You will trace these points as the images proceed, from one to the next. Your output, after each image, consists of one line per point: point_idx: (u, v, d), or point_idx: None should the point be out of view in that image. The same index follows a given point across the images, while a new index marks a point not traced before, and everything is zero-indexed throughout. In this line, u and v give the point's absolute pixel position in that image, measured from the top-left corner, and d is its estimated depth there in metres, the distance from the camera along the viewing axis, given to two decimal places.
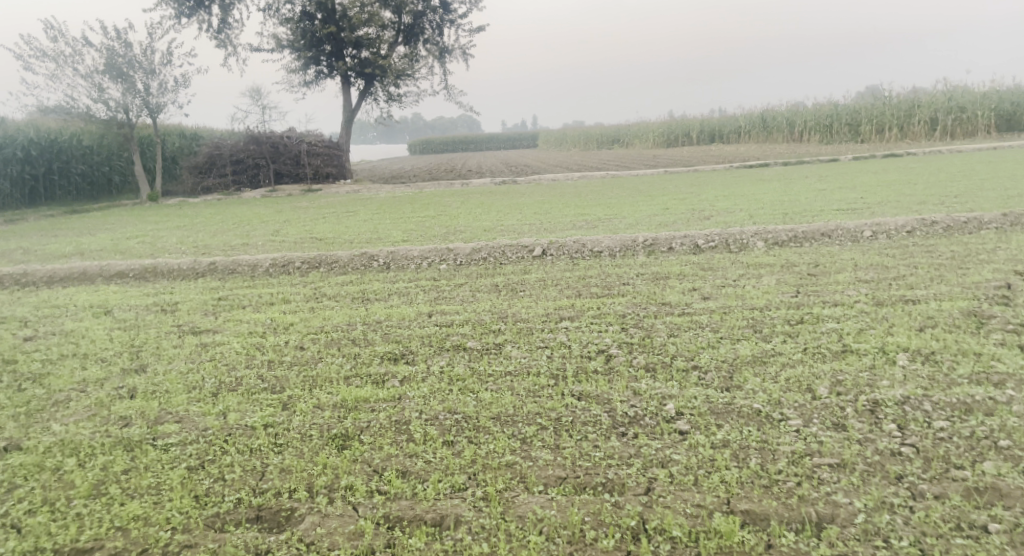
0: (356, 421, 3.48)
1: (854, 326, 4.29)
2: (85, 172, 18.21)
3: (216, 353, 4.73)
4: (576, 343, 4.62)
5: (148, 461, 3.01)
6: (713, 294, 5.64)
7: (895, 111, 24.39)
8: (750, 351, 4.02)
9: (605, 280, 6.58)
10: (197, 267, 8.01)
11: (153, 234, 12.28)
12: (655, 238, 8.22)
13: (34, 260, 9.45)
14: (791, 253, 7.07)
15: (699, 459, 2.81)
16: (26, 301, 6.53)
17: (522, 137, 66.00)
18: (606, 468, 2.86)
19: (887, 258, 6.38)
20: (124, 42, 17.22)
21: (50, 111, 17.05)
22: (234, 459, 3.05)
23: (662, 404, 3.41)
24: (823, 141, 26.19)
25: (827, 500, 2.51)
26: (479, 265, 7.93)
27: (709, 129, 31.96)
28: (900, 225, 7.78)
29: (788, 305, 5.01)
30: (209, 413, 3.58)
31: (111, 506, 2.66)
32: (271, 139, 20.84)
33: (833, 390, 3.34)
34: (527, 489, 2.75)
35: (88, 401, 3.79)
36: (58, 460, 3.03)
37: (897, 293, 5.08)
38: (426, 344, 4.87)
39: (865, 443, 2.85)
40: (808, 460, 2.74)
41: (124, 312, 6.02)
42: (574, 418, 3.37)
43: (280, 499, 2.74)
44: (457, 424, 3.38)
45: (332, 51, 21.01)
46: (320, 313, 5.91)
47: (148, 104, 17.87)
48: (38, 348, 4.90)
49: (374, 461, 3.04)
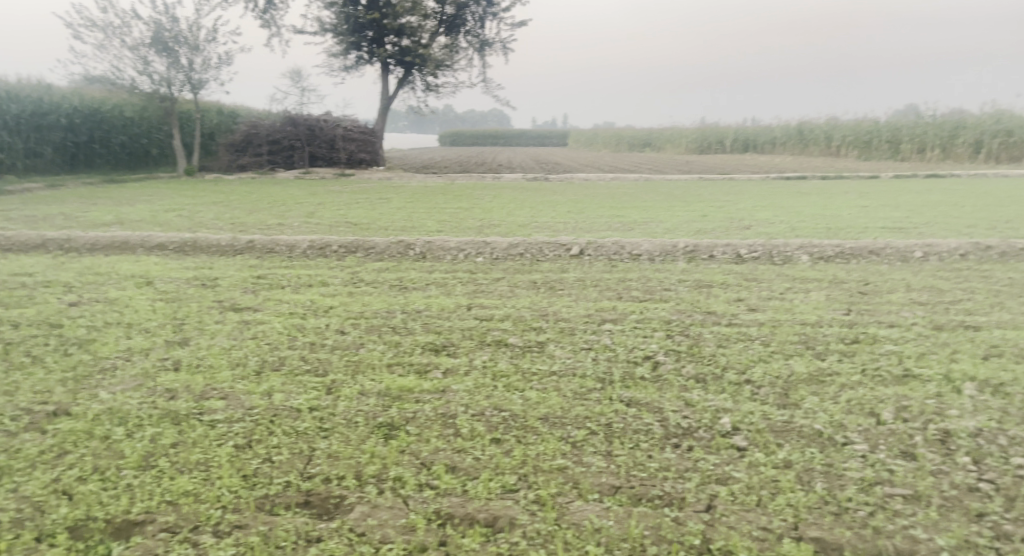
0: (402, 411, 3.42)
1: (915, 350, 4.14)
2: (124, 143, 18.52)
3: (257, 332, 4.71)
4: (621, 347, 4.53)
5: (195, 437, 2.98)
6: (760, 306, 5.50)
7: (938, 132, 23.78)
8: (806, 369, 3.89)
9: (646, 285, 6.46)
10: (236, 244, 8.04)
11: (190, 208, 12.39)
12: (697, 244, 8.07)
13: (75, 226, 9.58)
14: (839, 269, 6.89)
15: (762, 479, 2.74)
16: (70, 266, 6.60)
17: (553, 135, 66.14)
18: (662, 480, 2.78)
19: (942, 281, 6.18)
20: (172, 17, 17.43)
21: (95, 80, 17.32)
22: (281, 441, 3.00)
23: (716, 417, 3.31)
24: (861, 156, 25.80)
25: (905, 534, 2.42)
26: (515, 260, 7.86)
27: (744, 138, 31.44)
28: (952, 247, 7.54)
29: (841, 322, 4.86)
30: (254, 392, 3.55)
31: (161, 480, 2.62)
32: (308, 121, 20.95)
33: (898, 417, 3.22)
34: (581, 496, 2.68)
35: (134, 371, 3.79)
36: (107, 428, 3.01)
37: (957, 318, 4.90)
38: (468, 337, 4.80)
39: (938, 475, 2.75)
40: (879, 489, 2.65)
41: (165, 284, 6.05)
42: (625, 425, 3.28)
43: (329, 485, 2.69)
44: (504, 422, 3.31)
45: (373, 37, 20.99)
46: (359, 299, 5.88)
47: (191, 80, 18.05)
48: (82, 314, 4.92)
49: (422, 454, 2.98)
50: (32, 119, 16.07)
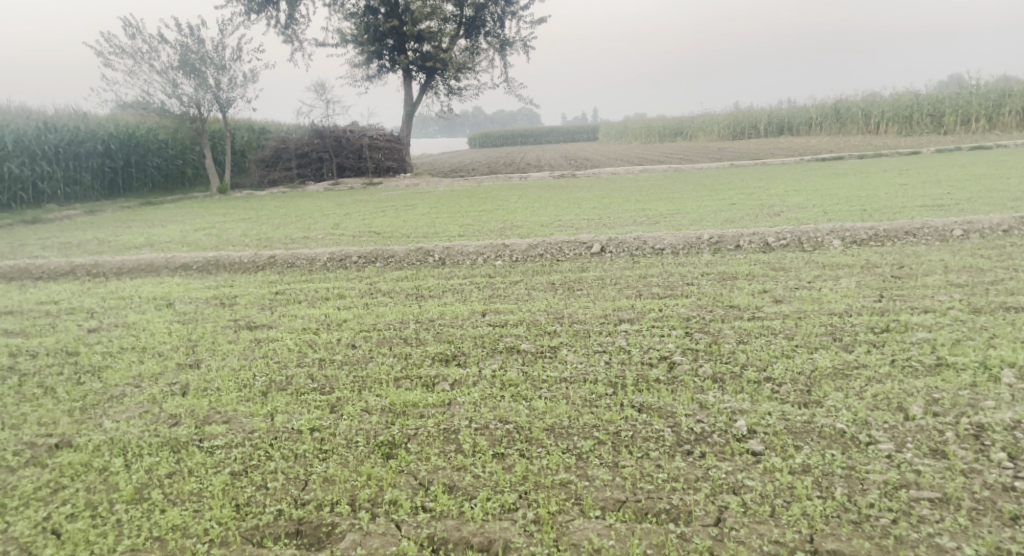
0: (404, 428, 3.32)
1: (950, 337, 3.87)
2: (159, 165, 19.02)
3: (268, 350, 4.69)
4: (636, 349, 4.35)
5: (192, 464, 2.95)
6: (786, 297, 5.24)
7: (983, 101, 22.73)
8: (830, 363, 3.66)
9: (668, 280, 6.26)
10: (257, 261, 8.09)
11: (218, 226, 12.59)
12: (722, 235, 7.79)
13: (106, 251, 9.78)
14: (872, 253, 6.56)
15: (776, 486, 2.55)
16: (95, 292, 6.72)
17: (582, 130, 65.73)
18: (670, 492, 2.62)
19: (983, 260, 5.82)
20: (198, 39, 17.80)
21: (128, 106, 17.77)
22: (278, 465, 2.94)
23: (732, 420, 3.13)
24: (902, 133, 24.67)
25: (930, 543, 2.23)
26: (535, 262, 7.72)
27: (778, 121, 30.63)
28: (995, 223, 7.12)
29: (871, 311, 4.59)
30: (257, 414, 3.50)
31: (151, 514, 2.62)
32: (334, 133, 21.14)
33: (929, 411, 2.98)
34: (583, 513, 2.55)
35: (141, 397, 3.79)
36: (105, 460, 3.01)
37: (998, 299, 4.58)
38: (479, 345, 4.68)
39: (970, 475, 2.52)
40: (903, 493, 2.44)
41: (184, 305, 6.11)
42: (635, 432, 3.12)
43: (321, 512, 2.63)
44: (508, 435, 3.18)
45: (394, 45, 21.08)
46: (373, 310, 5.83)
47: (219, 99, 18.41)
48: (99, 341, 4.97)
49: (420, 473, 2.88)
50: (70, 148, 16.39)
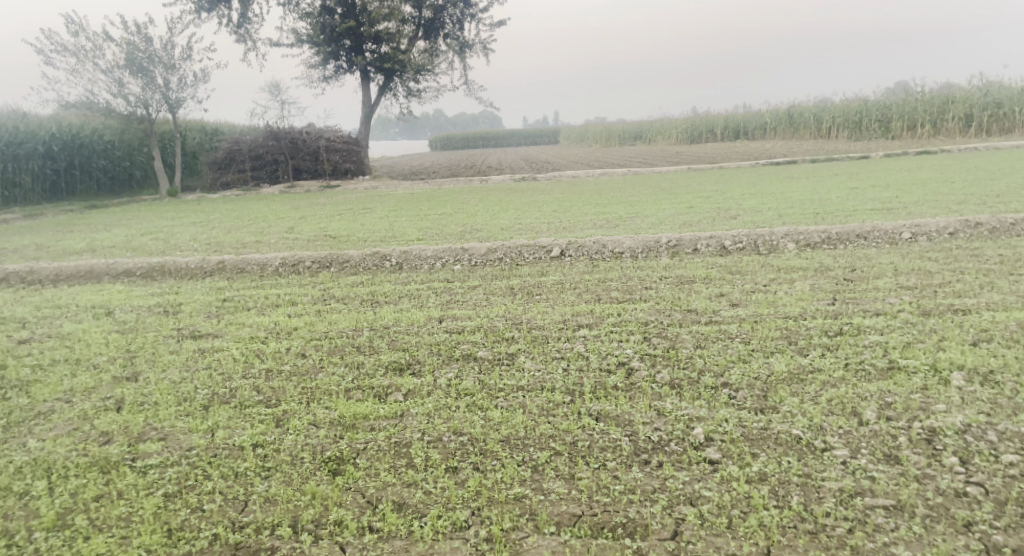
0: (352, 442, 3.18)
1: (901, 339, 3.91)
2: (106, 167, 18.27)
3: (212, 360, 4.47)
4: (595, 355, 4.29)
5: (123, 486, 2.77)
6: (742, 301, 5.26)
7: (928, 107, 23.57)
8: (786, 368, 3.65)
9: (627, 284, 6.23)
10: (205, 266, 7.79)
11: (167, 230, 12.14)
12: (680, 238, 7.83)
13: (44, 257, 9.32)
14: (825, 256, 6.66)
15: (733, 496, 2.50)
16: (28, 301, 6.35)
17: (543, 134, 66.14)
18: (627, 504, 2.54)
19: (931, 262, 5.96)
20: (145, 37, 17.17)
21: (71, 106, 17.04)
22: (216, 485, 2.78)
23: (689, 428, 3.07)
24: (852, 137, 25.46)
25: (885, 552, 2.20)
26: (494, 266, 7.63)
27: (733, 125, 31.29)
28: (941, 226, 7.32)
29: (825, 314, 4.62)
30: (196, 431, 3.31)
31: (73, 542, 2.45)
32: (290, 134, 20.69)
33: (882, 415, 2.97)
34: (537, 529, 2.45)
35: (71, 413, 3.55)
36: (27, 483, 2.81)
37: (945, 302, 4.67)
38: (435, 353, 4.56)
39: (924, 481, 2.51)
40: (859, 501, 2.42)
41: (125, 313, 5.81)
42: (592, 442, 3.04)
43: (261, 535, 2.50)
44: (461, 448, 3.07)
45: (351, 45, 20.69)
46: (326, 317, 5.64)
47: (168, 99, 17.81)
48: (29, 353, 4.68)
49: (368, 491, 2.75)
50: (8, 149, 15.74)
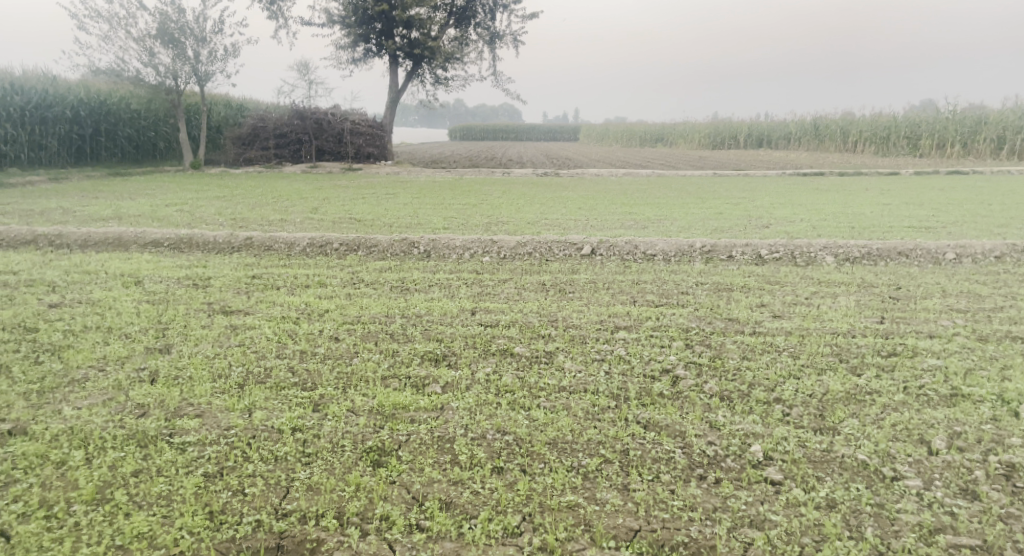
0: (394, 433, 3.07)
1: (962, 365, 3.77)
2: (131, 136, 18.27)
3: (245, 338, 4.38)
4: (637, 359, 4.16)
5: (161, 463, 2.68)
6: (785, 313, 5.11)
7: (959, 127, 23.08)
8: (842, 387, 3.50)
9: (662, 288, 6.08)
10: (233, 242, 7.72)
11: (191, 203, 12.10)
12: (715, 244, 7.65)
13: (71, 221, 9.30)
14: (867, 272, 6.48)
15: (803, 523, 2.42)
16: (57, 264, 6.30)
17: (564, 130, 65.92)
18: (688, 524, 2.45)
19: (980, 285, 5.78)
20: (178, 8, 17.13)
21: (101, 72, 17.05)
22: (256, 468, 2.69)
23: (746, 444, 2.95)
24: (879, 153, 25.04)
25: None
26: (523, 260, 7.50)
27: (757, 133, 30.93)
28: (987, 249, 7.13)
29: (875, 332, 4.47)
30: (233, 409, 3.22)
31: (114, 518, 2.37)
32: (316, 114, 20.54)
33: (953, 445, 2.88)
34: (595, 543, 2.36)
35: (105, 382, 3.48)
36: (64, 452, 2.74)
37: (1001, 328, 4.51)
38: (470, 346, 4.45)
39: (1008, 522, 2.43)
40: (941, 538, 2.34)
41: (154, 283, 5.74)
42: (644, 452, 2.92)
43: (305, 525, 2.41)
44: (507, 448, 2.96)
45: (381, 29, 20.56)
46: (357, 302, 5.53)
47: (197, 72, 17.78)
48: (61, 317, 4.62)
49: (414, 486, 2.65)
50: (37, 111, 15.68)
